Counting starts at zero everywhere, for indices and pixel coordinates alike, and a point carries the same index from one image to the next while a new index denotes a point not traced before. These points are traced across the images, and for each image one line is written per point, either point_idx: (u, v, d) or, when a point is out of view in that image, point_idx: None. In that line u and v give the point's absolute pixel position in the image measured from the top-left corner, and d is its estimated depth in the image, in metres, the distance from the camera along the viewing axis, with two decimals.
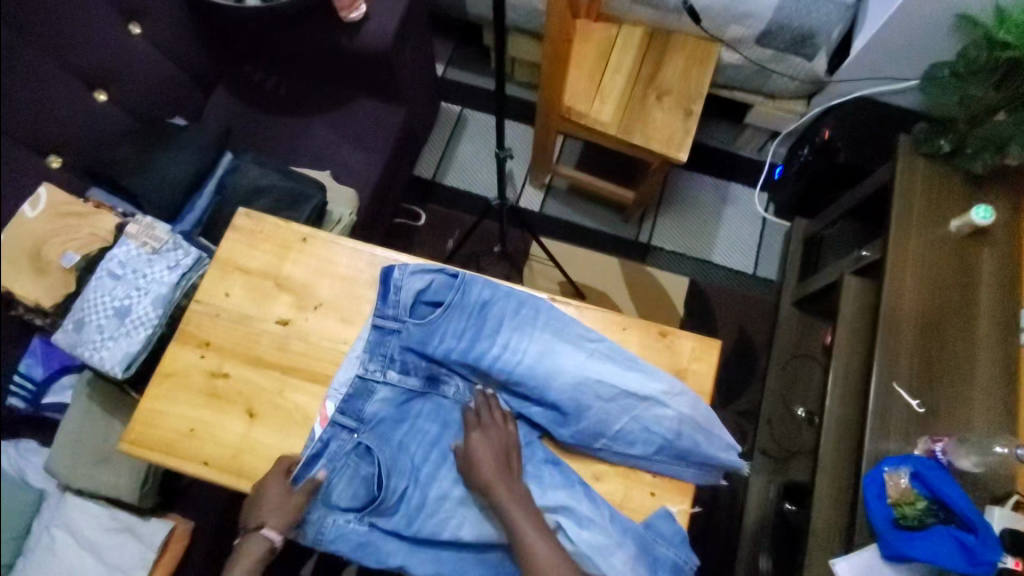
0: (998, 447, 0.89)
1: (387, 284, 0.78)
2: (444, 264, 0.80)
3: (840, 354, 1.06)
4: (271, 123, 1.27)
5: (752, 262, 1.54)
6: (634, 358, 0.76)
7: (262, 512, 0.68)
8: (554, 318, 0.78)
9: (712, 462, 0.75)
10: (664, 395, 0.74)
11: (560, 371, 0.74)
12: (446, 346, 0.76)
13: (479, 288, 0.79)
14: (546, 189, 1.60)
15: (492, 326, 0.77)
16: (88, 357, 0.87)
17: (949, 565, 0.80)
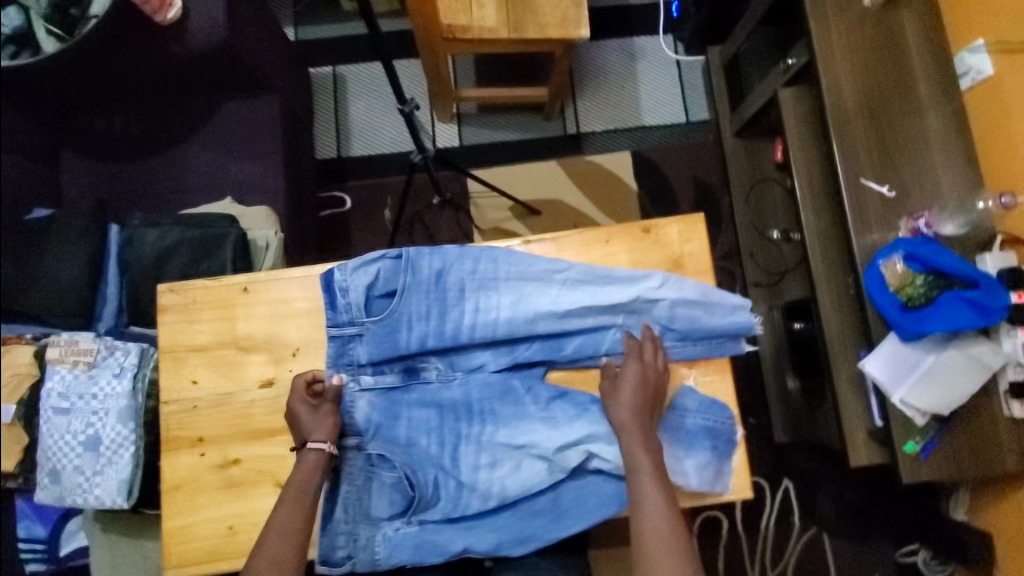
0: (981, 204, 0.93)
1: (330, 292, 0.70)
2: (382, 249, 0.72)
3: (799, 168, 1.06)
4: (139, 171, 1.11)
5: (683, 110, 1.50)
6: (608, 271, 0.72)
7: (307, 422, 0.66)
8: (514, 260, 0.73)
9: (719, 333, 0.72)
10: (650, 292, 0.71)
11: (537, 309, 0.71)
12: (417, 331, 0.72)
13: (427, 258, 0.72)
14: (457, 119, 1.49)
15: (456, 294, 0.72)
16: (84, 501, 0.80)
17: (965, 325, 0.86)
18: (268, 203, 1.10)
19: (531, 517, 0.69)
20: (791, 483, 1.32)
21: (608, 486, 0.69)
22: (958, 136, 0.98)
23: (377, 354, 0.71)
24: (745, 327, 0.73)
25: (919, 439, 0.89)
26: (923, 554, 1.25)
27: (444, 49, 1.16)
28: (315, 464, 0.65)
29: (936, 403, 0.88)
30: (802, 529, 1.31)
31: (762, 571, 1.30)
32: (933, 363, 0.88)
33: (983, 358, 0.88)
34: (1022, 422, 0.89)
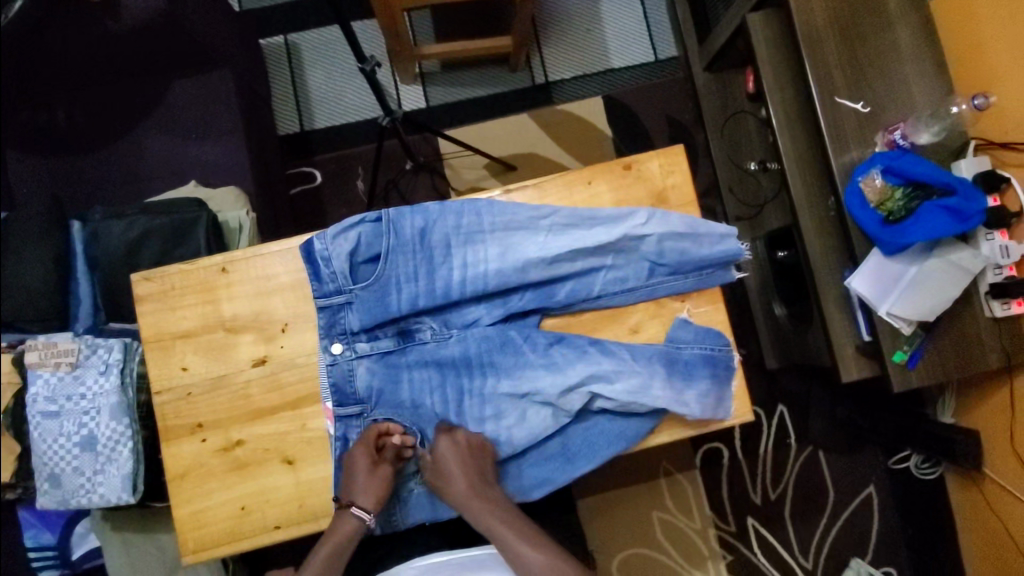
0: (953, 108, 0.93)
1: (313, 263, 0.69)
2: (361, 213, 0.70)
3: (772, 93, 1.04)
4: (95, 163, 1.05)
5: (651, 48, 1.47)
6: (594, 211, 0.71)
7: (353, 488, 0.66)
8: (497, 210, 0.71)
9: (709, 262, 0.72)
10: (636, 228, 0.71)
11: (526, 257, 0.70)
12: (407, 293, 0.70)
13: (408, 218, 0.70)
14: (421, 79, 1.44)
15: (442, 251, 0.70)
16: (90, 500, 0.79)
17: (945, 232, 0.87)
18: (236, 183, 1.06)
19: (543, 462, 0.71)
20: (785, 408, 1.37)
21: (615, 424, 0.70)
22: (929, 44, 0.96)
23: (369, 320, 0.70)
24: (734, 254, 0.73)
25: (907, 347, 0.92)
26: (915, 458, 1.32)
27: (398, 3, 1.11)
28: (354, 530, 0.65)
29: (922, 311, 0.89)
30: (799, 449, 1.37)
31: (764, 492, 1.36)
32: (916, 274, 0.90)
33: (963, 263, 0.90)
34: (1002, 320, 0.92)
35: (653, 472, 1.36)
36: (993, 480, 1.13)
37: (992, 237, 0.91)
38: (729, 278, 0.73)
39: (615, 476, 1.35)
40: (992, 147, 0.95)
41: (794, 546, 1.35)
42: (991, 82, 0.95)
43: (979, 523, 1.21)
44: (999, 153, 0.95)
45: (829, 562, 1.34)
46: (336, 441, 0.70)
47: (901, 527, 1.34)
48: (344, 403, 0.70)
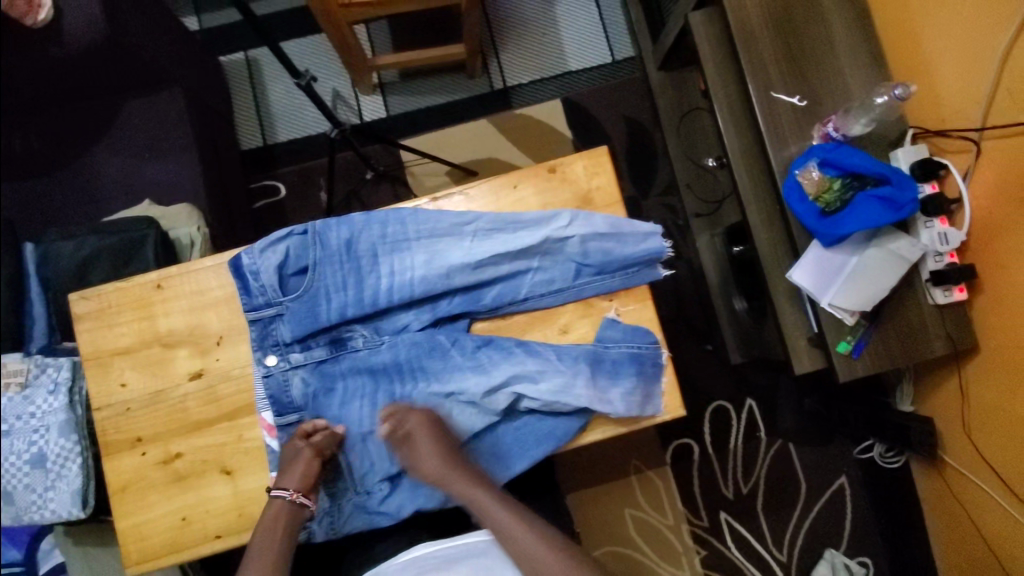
0: (879, 98, 0.90)
1: (242, 277, 0.70)
2: (288, 226, 0.72)
3: (715, 90, 1.05)
4: (53, 185, 1.08)
5: (607, 49, 1.48)
6: (516, 216, 0.73)
7: (275, 470, 0.68)
8: (422, 219, 0.73)
9: (633, 260, 0.74)
10: (557, 230, 0.73)
11: (451, 263, 0.72)
12: (337, 303, 0.72)
13: (335, 229, 0.72)
14: (381, 89, 1.46)
15: (369, 260, 0.72)
16: (42, 516, 0.80)
17: (879, 222, 0.88)
18: (191, 199, 1.09)
19: (475, 463, 0.72)
20: (754, 402, 1.37)
21: (543, 423, 0.71)
22: (863, 35, 0.97)
23: (300, 330, 0.72)
24: (657, 251, 0.74)
25: (851, 337, 0.92)
26: (878, 448, 1.32)
27: (345, 16, 1.14)
28: (280, 513, 0.67)
29: (863, 301, 0.89)
30: (769, 442, 1.37)
31: (736, 486, 1.36)
32: (857, 263, 0.90)
33: (901, 252, 0.90)
34: (944, 306, 0.93)
35: (624, 473, 1.36)
36: (953, 467, 1.13)
37: (932, 224, 0.91)
38: (655, 275, 0.74)
39: (586, 477, 1.36)
40: (929, 136, 0.96)
41: (768, 539, 1.34)
42: (924, 71, 0.96)
43: (945, 511, 1.21)
44: (936, 141, 0.97)
45: (803, 554, 1.34)
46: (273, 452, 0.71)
47: (875, 517, 1.34)
48: (280, 413, 0.72)
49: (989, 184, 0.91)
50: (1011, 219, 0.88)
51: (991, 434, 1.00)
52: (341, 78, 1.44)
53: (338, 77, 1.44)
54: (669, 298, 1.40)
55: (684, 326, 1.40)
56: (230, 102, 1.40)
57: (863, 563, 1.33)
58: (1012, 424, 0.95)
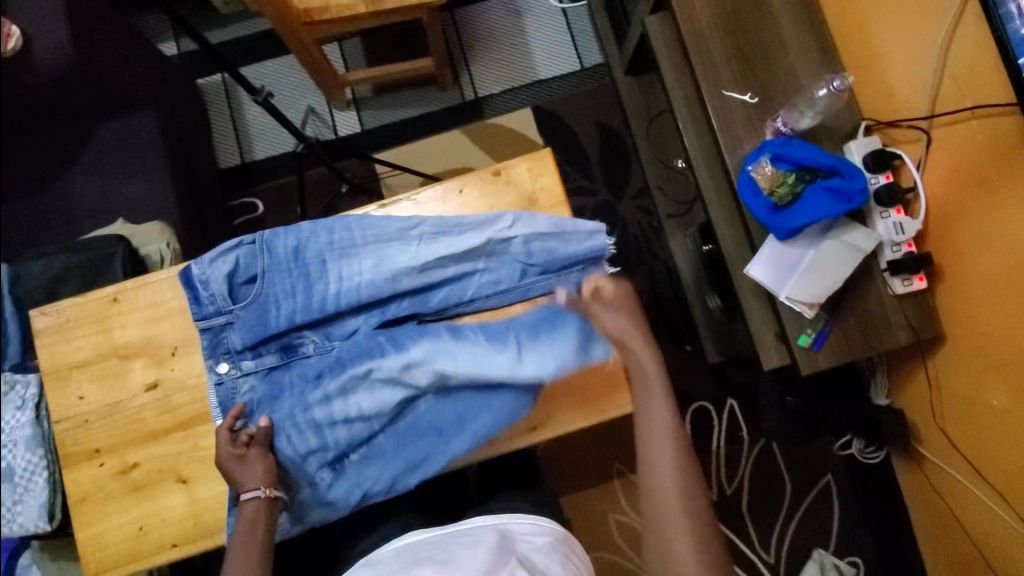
0: (823, 90, 0.93)
1: (192, 287, 0.72)
2: (238, 236, 0.74)
3: (675, 90, 1.05)
4: (30, 208, 1.12)
5: (576, 57, 1.50)
6: (460, 219, 0.76)
7: (234, 480, 0.67)
8: (369, 225, 0.76)
9: (578, 259, 0.76)
10: (500, 232, 0.75)
11: (398, 268, 0.74)
12: (286, 310, 0.75)
13: (283, 238, 0.74)
14: (355, 104, 1.49)
15: (317, 267, 0.75)
16: (10, 530, 0.82)
17: (829, 213, 0.88)
18: (162, 216, 1.11)
19: (416, 443, 0.75)
20: (735, 401, 1.35)
21: (474, 399, 0.75)
22: (812, 30, 0.98)
23: (251, 338, 0.74)
24: (602, 250, 0.76)
25: (811, 330, 0.92)
26: (858, 444, 1.30)
27: (310, 36, 1.18)
28: (259, 511, 0.66)
29: (822, 293, 0.89)
30: (752, 441, 1.33)
31: (720, 487, 1.32)
32: (813, 257, 0.90)
33: (856, 243, 0.90)
34: (904, 297, 0.93)
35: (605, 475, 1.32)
36: (931, 460, 1.12)
37: (887, 214, 0.92)
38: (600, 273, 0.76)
39: (569, 473, 1.28)
40: (881, 127, 0.96)
41: (755, 541, 1.30)
42: (872, 63, 0.96)
43: (927, 505, 1.19)
44: (889, 132, 0.97)
45: (791, 557, 1.29)
46: None
47: (864, 515, 1.30)
48: None
49: (942, 172, 0.91)
50: (966, 205, 0.88)
51: (961, 425, 1.00)
52: (316, 96, 1.48)
53: (313, 95, 1.48)
54: (647, 301, 1.39)
55: (663, 327, 1.38)
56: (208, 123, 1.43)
57: (854, 563, 1.28)
58: (980, 415, 0.95)
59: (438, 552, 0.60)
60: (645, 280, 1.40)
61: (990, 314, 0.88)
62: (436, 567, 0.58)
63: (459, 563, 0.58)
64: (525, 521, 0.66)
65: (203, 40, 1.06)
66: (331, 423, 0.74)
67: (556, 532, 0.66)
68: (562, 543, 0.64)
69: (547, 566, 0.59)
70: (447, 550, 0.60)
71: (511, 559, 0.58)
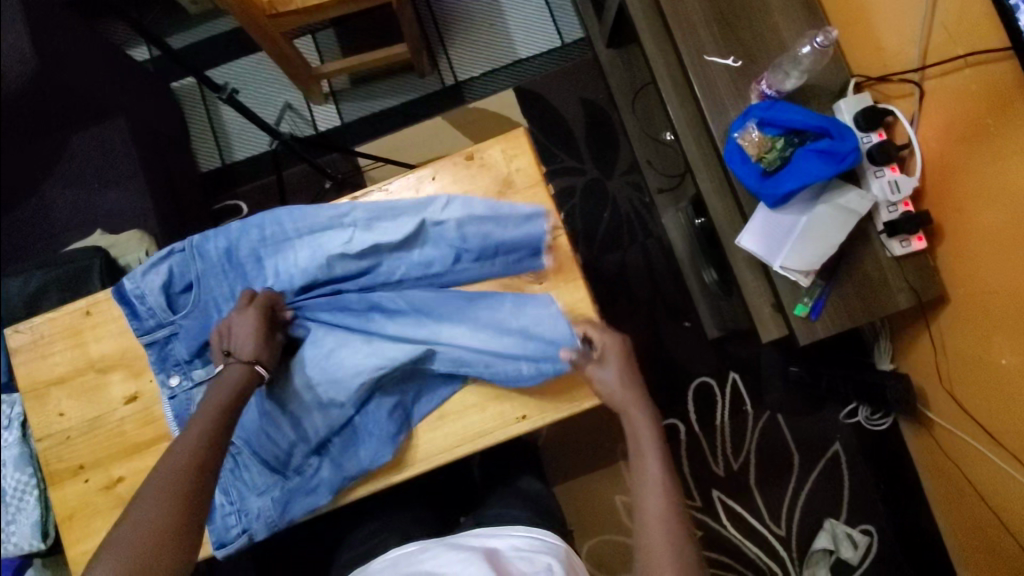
0: (805, 49, 0.89)
1: (128, 302, 0.72)
2: (169, 246, 0.74)
3: (655, 58, 1.01)
4: (6, 225, 1.10)
5: (556, 32, 1.45)
6: (391, 203, 0.76)
7: (233, 337, 0.68)
8: (299, 217, 0.75)
9: (516, 244, 0.75)
10: (434, 210, 0.75)
11: (332, 254, 0.75)
12: (225, 312, 0.74)
13: (213, 241, 0.74)
14: (333, 97, 1.45)
15: (252, 266, 0.75)
16: (5, 550, 0.81)
17: (821, 175, 0.85)
18: (141, 224, 1.09)
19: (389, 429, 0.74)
20: (737, 374, 1.32)
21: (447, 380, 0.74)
22: None
23: (194, 345, 0.73)
24: (540, 237, 0.75)
25: (808, 299, 0.89)
26: (864, 411, 1.28)
27: (277, 29, 1.13)
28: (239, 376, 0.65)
29: (816, 260, 0.86)
30: (757, 414, 1.31)
31: (726, 463, 1.30)
32: (807, 223, 0.86)
33: (850, 206, 0.86)
34: (904, 258, 0.90)
35: None
36: (940, 424, 1.09)
37: (881, 173, 0.88)
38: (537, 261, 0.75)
39: (572, 459, 1.27)
40: (872, 83, 0.92)
41: (765, 515, 1.28)
42: (861, 14, 0.92)
43: (938, 469, 1.17)
44: (880, 88, 0.93)
45: (802, 529, 1.27)
46: None
47: (874, 481, 1.28)
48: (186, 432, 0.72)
49: (938, 126, 0.87)
50: (965, 158, 0.84)
51: (968, 384, 0.97)
52: (292, 91, 1.44)
53: (289, 90, 1.45)
54: (643, 278, 1.36)
55: (660, 304, 1.35)
56: (185, 126, 1.41)
57: (867, 531, 1.27)
58: (987, 372, 0.92)
59: (429, 561, 0.61)
60: (639, 257, 1.37)
61: (990, 263, 0.85)
62: None
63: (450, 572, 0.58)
64: (525, 538, 0.65)
65: (165, 42, 1.03)
66: (305, 415, 0.74)
67: (560, 552, 0.64)
68: (564, 564, 0.62)
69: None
70: (437, 559, 0.61)
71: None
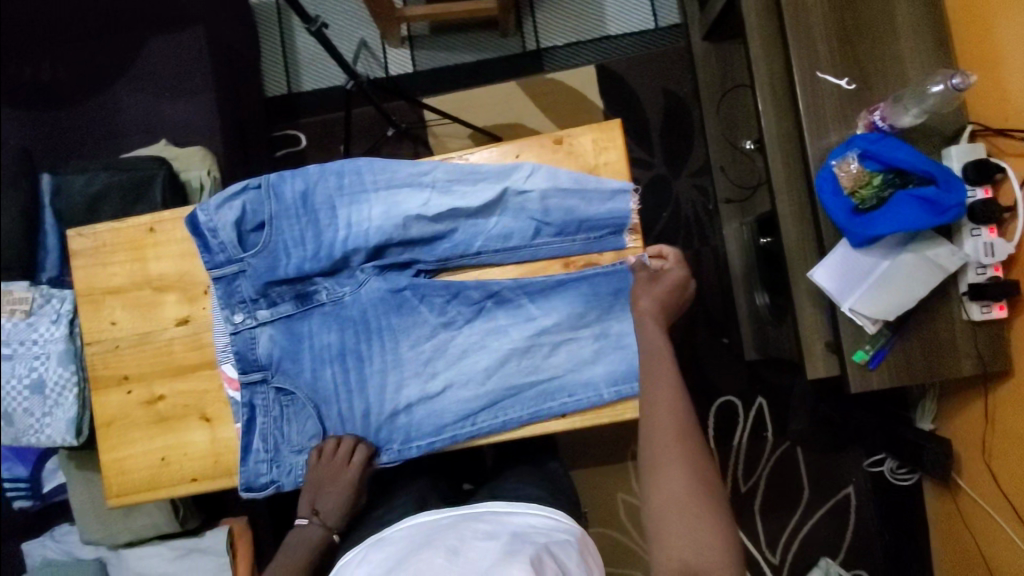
0: (935, 88, 0.81)
1: (200, 234, 0.72)
2: (244, 181, 0.73)
3: (760, 64, 0.94)
4: (70, 117, 1.09)
5: (651, 14, 1.38)
6: (476, 167, 0.73)
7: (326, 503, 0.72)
8: (380, 170, 0.73)
9: (598, 222, 0.74)
10: (519, 181, 0.73)
11: (409, 215, 0.73)
12: (295, 258, 0.74)
13: (289, 182, 0.73)
14: (409, 42, 1.41)
15: (326, 212, 0.73)
16: (37, 440, 0.83)
17: (917, 224, 0.80)
18: (205, 141, 1.08)
19: (449, 412, 0.76)
20: (764, 400, 1.30)
21: (514, 370, 0.76)
22: (930, 15, 0.87)
23: (261, 286, 0.74)
24: (624, 215, 0.74)
25: (870, 347, 0.85)
26: (890, 463, 1.24)
27: None
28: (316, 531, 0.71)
29: (888, 311, 0.82)
30: (775, 443, 1.29)
31: (734, 485, 1.29)
32: (887, 269, 0.83)
33: (939, 260, 0.82)
34: (979, 324, 0.86)
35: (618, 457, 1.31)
36: (967, 492, 1.07)
37: (979, 233, 0.84)
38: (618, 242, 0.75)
39: (584, 450, 1.27)
40: (989, 134, 0.86)
41: (762, 541, 1.28)
42: (996, 57, 0.85)
43: (951, 534, 1.16)
44: (997, 141, 0.87)
45: (796, 561, 1.27)
46: (244, 407, 0.74)
47: (880, 532, 1.26)
48: (245, 370, 0.75)
49: None
50: None
51: (1010, 461, 0.94)
52: (369, 28, 1.40)
53: (366, 28, 1.40)
54: None
55: (701, 315, 1.32)
56: (258, 45, 1.37)
57: None
58: None
59: (451, 538, 0.59)
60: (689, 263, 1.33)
61: None
62: (448, 556, 0.56)
63: (472, 557, 0.56)
64: (543, 517, 0.65)
65: None
66: (374, 388, 0.77)
67: (574, 531, 0.65)
68: (581, 545, 0.62)
69: (567, 563, 0.58)
70: (459, 537, 0.59)
71: (528, 548, 0.57)
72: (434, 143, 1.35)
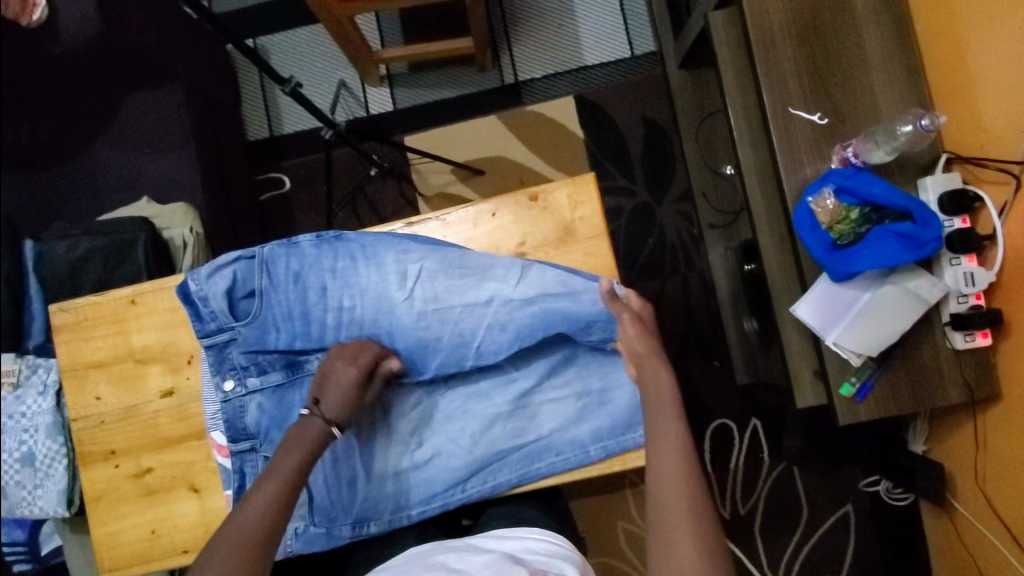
0: (905, 128, 0.81)
1: (192, 303, 0.72)
2: (237, 251, 0.74)
3: (733, 100, 0.95)
4: (53, 178, 1.10)
5: (627, 44, 1.39)
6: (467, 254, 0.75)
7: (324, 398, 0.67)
8: (371, 249, 0.75)
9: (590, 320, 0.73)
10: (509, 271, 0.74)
11: (398, 297, 0.74)
12: (287, 327, 0.74)
13: (282, 253, 0.74)
14: (389, 80, 1.42)
15: (318, 288, 0.75)
16: (30, 511, 0.83)
17: (895, 260, 0.81)
18: (186, 197, 1.08)
19: (438, 477, 0.76)
20: (759, 423, 1.30)
21: (502, 434, 0.76)
22: (898, 47, 0.88)
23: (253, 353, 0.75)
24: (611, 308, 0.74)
25: (856, 379, 0.86)
26: (886, 483, 1.25)
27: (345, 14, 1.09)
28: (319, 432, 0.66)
29: (873, 345, 0.83)
30: (772, 465, 1.29)
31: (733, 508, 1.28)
32: (869, 302, 0.83)
33: (920, 293, 0.83)
34: (963, 353, 0.86)
35: None
36: (964, 514, 1.07)
37: (958, 262, 0.84)
38: None
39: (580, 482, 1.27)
40: (964, 162, 0.87)
41: (763, 565, 1.27)
42: (966, 88, 0.86)
43: (952, 554, 1.15)
44: (972, 169, 0.87)
45: None
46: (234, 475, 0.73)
47: (880, 551, 1.26)
48: (235, 438, 0.74)
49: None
50: None
51: (1005, 486, 0.94)
52: (347, 69, 1.41)
53: (345, 69, 1.41)
54: (678, 311, 1.33)
55: (691, 340, 1.33)
56: (237, 90, 1.38)
57: None
58: None
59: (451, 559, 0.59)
60: (677, 288, 1.33)
61: None
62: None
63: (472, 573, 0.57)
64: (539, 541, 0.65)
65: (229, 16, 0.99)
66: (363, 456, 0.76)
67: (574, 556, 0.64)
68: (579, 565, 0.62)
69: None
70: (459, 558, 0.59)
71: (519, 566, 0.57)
72: (418, 181, 1.35)
